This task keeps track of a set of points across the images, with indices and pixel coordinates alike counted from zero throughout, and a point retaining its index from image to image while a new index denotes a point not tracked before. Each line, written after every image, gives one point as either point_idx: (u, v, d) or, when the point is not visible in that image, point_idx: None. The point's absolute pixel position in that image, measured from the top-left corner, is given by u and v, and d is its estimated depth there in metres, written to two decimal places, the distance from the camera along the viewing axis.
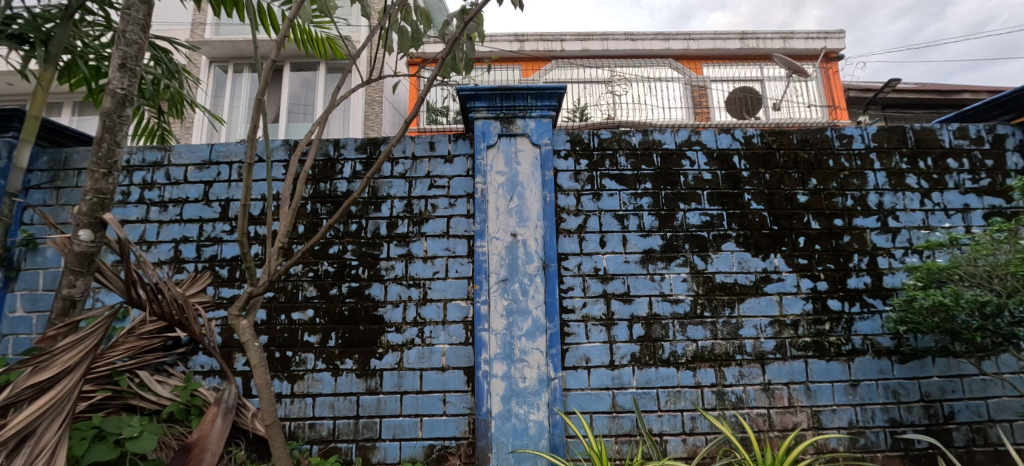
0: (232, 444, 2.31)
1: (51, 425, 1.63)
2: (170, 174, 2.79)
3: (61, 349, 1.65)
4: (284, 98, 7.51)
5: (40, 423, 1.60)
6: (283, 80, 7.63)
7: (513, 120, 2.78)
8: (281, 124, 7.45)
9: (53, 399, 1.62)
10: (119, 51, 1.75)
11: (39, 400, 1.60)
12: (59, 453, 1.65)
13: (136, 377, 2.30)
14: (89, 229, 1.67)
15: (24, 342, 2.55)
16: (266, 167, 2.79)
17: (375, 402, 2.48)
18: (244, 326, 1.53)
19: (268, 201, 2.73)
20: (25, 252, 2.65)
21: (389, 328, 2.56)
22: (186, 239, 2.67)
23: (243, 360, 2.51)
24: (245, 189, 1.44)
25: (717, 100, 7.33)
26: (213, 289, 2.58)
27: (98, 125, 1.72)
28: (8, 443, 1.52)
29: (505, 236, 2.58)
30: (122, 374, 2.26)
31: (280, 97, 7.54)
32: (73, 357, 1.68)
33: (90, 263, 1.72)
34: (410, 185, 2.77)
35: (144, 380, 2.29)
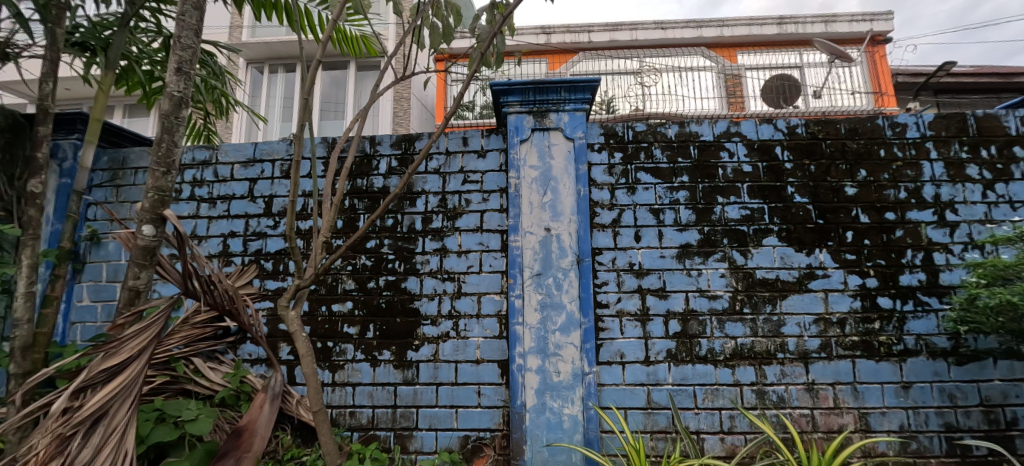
0: (279, 428, 2.43)
1: (122, 406, 1.76)
2: (217, 172, 2.93)
3: (129, 337, 1.77)
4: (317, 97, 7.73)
5: (112, 404, 1.73)
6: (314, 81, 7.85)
7: (546, 114, 2.77)
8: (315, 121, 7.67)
9: (122, 381, 1.75)
10: (175, 55, 1.85)
11: (111, 383, 1.73)
12: (127, 437, 1.78)
13: (191, 364, 2.42)
14: (152, 224, 1.80)
15: (91, 330, 2.75)
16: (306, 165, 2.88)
17: (412, 393, 2.55)
18: (292, 316, 1.60)
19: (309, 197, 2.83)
20: (90, 245, 2.84)
21: (424, 320, 2.62)
22: (233, 233, 2.81)
23: (287, 349, 2.62)
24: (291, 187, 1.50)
25: (752, 89, 7.06)
26: (259, 281, 2.70)
27: (157, 126, 1.84)
28: (85, 422, 1.65)
29: (539, 231, 2.59)
30: (178, 361, 2.38)
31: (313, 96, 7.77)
32: (138, 345, 1.80)
33: (152, 256, 1.84)
34: (445, 180, 2.81)
35: (199, 366, 2.42)
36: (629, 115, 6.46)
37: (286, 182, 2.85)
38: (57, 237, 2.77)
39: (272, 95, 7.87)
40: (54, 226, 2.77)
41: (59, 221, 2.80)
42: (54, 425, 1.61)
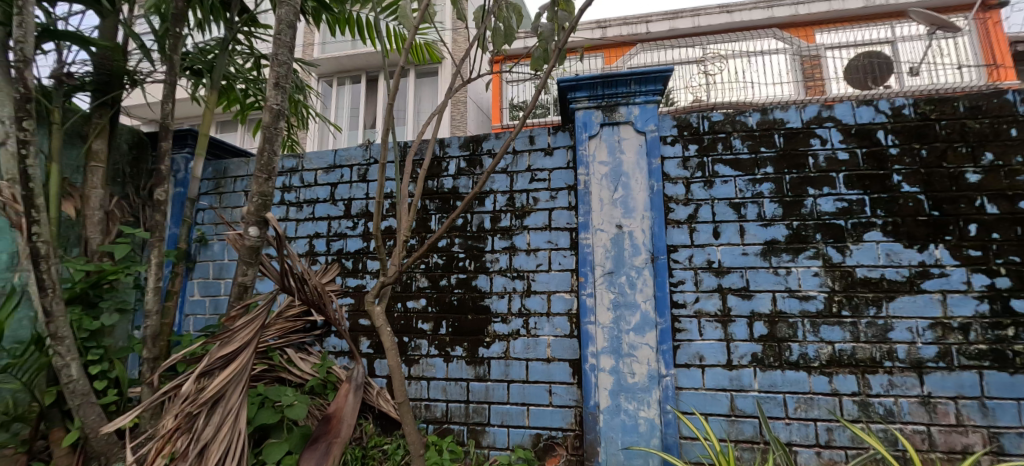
0: (362, 417, 2.58)
1: (236, 391, 1.98)
2: (303, 178, 3.16)
3: (239, 328, 1.98)
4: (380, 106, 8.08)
5: (228, 388, 1.94)
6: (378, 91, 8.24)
7: (615, 108, 2.69)
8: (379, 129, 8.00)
9: (235, 368, 1.96)
10: (274, 71, 2.03)
11: (226, 369, 1.95)
12: (239, 417, 2.00)
13: (285, 353, 2.60)
14: (256, 226, 1.98)
15: (201, 321, 3.09)
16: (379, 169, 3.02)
17: (484, 389, 2.60)
18: (378, 312, 1.69)
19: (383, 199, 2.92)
20: (198, 247, 3.18)
21: (495, 318, 2.66)
22: (318, 234, 3.02)
23: (367, 343, 2.76)
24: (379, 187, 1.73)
25: (833, 70, 6.41)
26: (341, 278, 2.87)
27: (260, 137, 2.02)
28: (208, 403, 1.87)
29: (610, 228, 2.52)
30: (274, 351, 2.55)
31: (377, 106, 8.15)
32: (246, 336, 2.01)
33: (257, 256, 2.04)
34: (512, 180, 2.83)
35: (292, 356, 2.60)
36: (690, 107, 6.12)
37: (363, 186, 3.01)
38: (176, 240, 3.14)
39: (341, 106, 8.40)
40: (172, 230, 3.15)
41: (177, 225, 3.17)
42: (183, 403, 1.84)
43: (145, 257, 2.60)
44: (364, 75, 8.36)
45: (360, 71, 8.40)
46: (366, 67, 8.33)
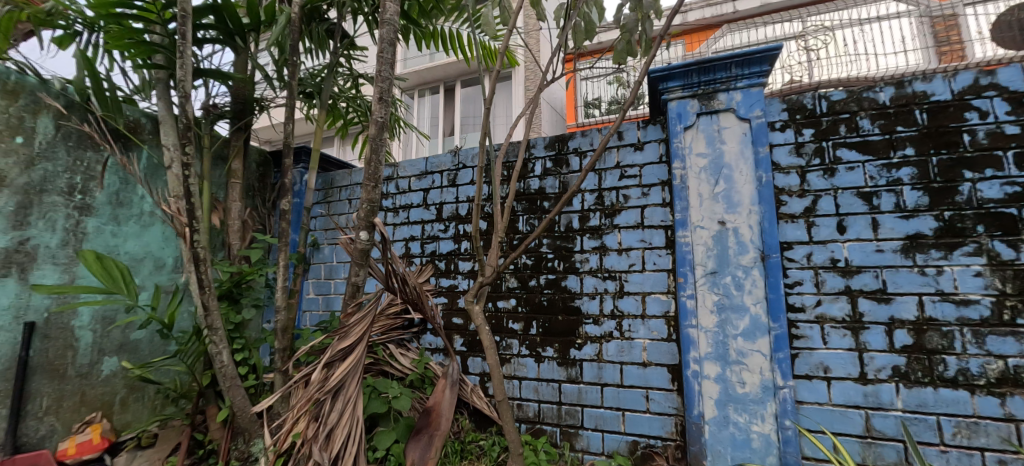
0: (458, 412, 2.66)
1: (354, 381, 2.20)
2: (398, 185, 3.17)
3: (354, 323, 2.21)
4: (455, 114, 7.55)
5: (347, 379, 2.16)
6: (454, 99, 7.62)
7: (714, 95, 2.47)
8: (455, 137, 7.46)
9: (353, 360, 2.17)
10: (378, 86, 2.20)
11: (345, 360, 2.18)
12: (357, 406, 2.20)
13: (387, 348, 2.70)
14: (366, 231, 2.18)
15: (315, 317, 3.10)
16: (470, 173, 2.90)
17: (577, 391, 2.55)
18: (477, 311, 1.86)
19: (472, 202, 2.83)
20: (310, 249, 3.17)
21: (587, 319, 2.60)
22: (413, 238, 3.04)
23: (460, 341, 2.77)
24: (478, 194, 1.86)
25: (974, 29, 4.45)
26: (434, 279, 2.89)
27: (368, 147, 2.19)
28: (331, 391, 2.11)
29: (711, 225, 2.34)
30: (377, 346, 2.65)
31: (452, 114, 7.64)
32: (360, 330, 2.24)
33: (367, 258, 2.24)
34: (600, 177, 2.73)
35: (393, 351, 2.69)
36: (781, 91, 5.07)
37: (453, 190, 2.94)
38: (295, 245, 3.22)
39: (420, 116, 7.99)
40: None
41: (298, 232, 3.27)
42: (311, 391, 2.07)
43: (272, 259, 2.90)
44: (440, 85, 7.75)
45: (437, 82, 7.80)
46: (445, 77, 7.73)
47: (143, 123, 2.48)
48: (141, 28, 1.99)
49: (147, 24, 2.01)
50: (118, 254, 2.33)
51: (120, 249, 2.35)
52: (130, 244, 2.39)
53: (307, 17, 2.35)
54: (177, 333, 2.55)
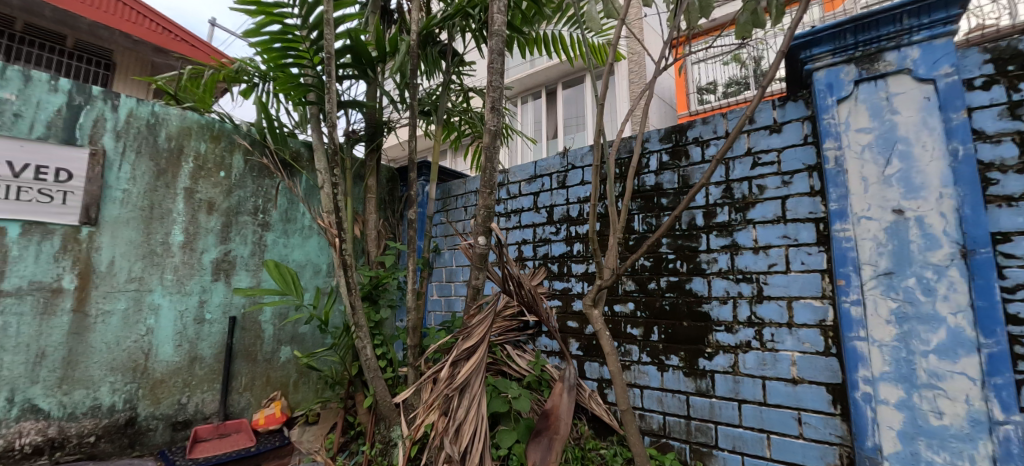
0: (577, 418, 2.61)
1: (478, 380, 2.29)
2: (509, 191, 3.23)
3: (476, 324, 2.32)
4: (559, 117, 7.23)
5: (470, 378, 2.27)
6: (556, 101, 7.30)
7: (878, 56, 2.00)
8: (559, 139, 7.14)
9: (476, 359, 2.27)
10: (491, 96, 2.29)
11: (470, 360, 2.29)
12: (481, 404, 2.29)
13: (504, 349, 2.77)
14: (484, 236, 2.27)
15: (438, 317, 3.27)
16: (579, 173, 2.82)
17: (708, 405, 2.31)
18: (596, 316, 1.79)
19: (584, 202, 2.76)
20: (433, 255, 3.32)
21: (718, 326, 2.33)
22: (525, 241, 3.05)
23: (576, 345, 2.73)
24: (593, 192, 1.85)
25: None
26: (548, 282, 2.87)
27: (484, 156, 2.30)
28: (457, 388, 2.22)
29: (883, 215, 1.89)
30: (496, 346, 2.75)
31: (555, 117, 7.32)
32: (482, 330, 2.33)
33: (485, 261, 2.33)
34: (728, 167, 2.44)
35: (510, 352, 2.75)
36: None
37: (563, 191, 2.88)
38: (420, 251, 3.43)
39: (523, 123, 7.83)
40: None
41: (422, 238, 3.46)
42: (441, 387, 2.23)
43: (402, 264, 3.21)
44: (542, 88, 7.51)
45: (539, 86, 7.54)
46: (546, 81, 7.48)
47: (303, 152, 2.98)
48: (298, 73, 2.37)
49: (303, 69, 2.38)
50: (289, 261, 2.83)
51: (290, 257, 2.85)
52: (296, 253, 2.87)
53: (423, 42, 2.55)
54: (331, 328, 2.98)
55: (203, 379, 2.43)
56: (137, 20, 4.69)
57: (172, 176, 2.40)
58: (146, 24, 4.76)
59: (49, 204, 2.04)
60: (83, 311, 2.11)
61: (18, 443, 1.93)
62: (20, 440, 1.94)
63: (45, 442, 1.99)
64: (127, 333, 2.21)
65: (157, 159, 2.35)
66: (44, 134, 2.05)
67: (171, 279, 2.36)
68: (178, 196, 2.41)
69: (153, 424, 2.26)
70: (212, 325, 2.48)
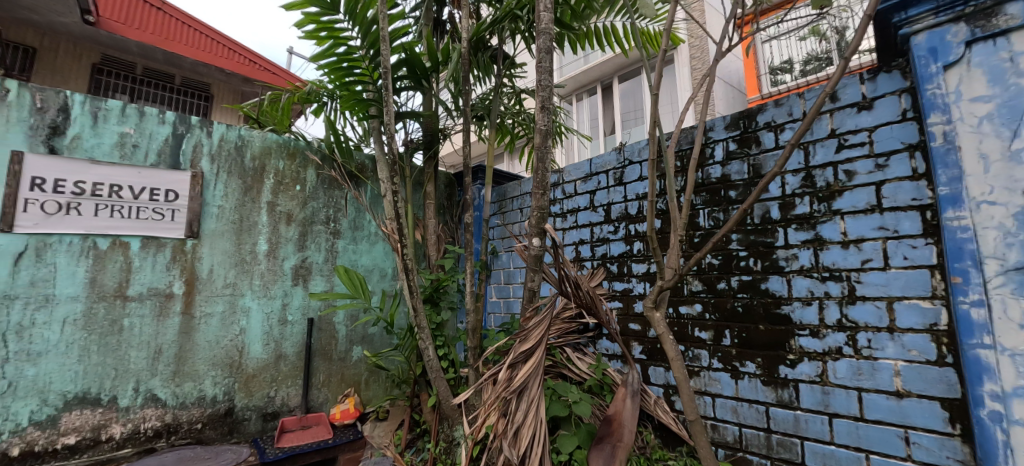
0: (642, 425, 2.51)
1: (535, 383, 2.28)
2: (565, 190, 3.18)
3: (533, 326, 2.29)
4: (617, 111, 6.96)
5: (528, 381, 2.26)
6: (612, 96, 7.05)
7: (998, 8, 1.64)
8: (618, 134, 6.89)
9: (534, 363, 2.25)
10: (540, 96, 2.27)
11: (527, 363, 2.27)
12: (540, 407, 2.29)
13: (564, 352, 2.75)
14: (538, 237, 2.26)
15: (499, 319, 3.28)
16: (637, 168, 2.72)
17: (791, 418, 2.09)
18: (658, 319, 1.74)
19: (643, 199, 2.66)
20: (491, 257, 3.37)
21: (801, 331, 2.10)
22: (583, 241, 3.00)
23: (639, 348, 2.64)
24: (652, 187, 1.76)
25: None
26: (608, 282, 2.82)
27: (535, 156, 2.29)
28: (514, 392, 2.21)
29: (1012, 198, 1.56)
30: (555, 349, 2.72)
31: (613, 112, 7.03)
32: (539, 333, 2.31)
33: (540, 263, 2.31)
34: (807, 153, 2.19)
35: (570, 355, 2.73)
36: None
37: (620, 188, 2.79)
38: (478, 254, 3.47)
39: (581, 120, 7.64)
40: None
41: (479, 241, 3.51)
42: (499, 389, 2.22)
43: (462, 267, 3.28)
44: (597, 84, 7.27)
45: (594, 82, 7.32)
46: (601, 76, 7.17)
47: (368, 164, 3.15)
48: (361, 89, 2.53)
49: (365, 85, 2.53)
50: (358, 266, 3.02)
51: (359, 263, 3.04)
52: (364, 259, 3.06)
53: (474, 48, 2.60)
54: (397, 329, 3.13)
55: (288, 375, 2.68)
56: (227, 55, 5.37)
57: (257, 192, 2.67)
58: (235, 58, 5.44)
59: (161, 221, 2.37)
60: (189, 313, 2.42)
61: (143, 427, 2.27)
62: (145, 424, 2.28)
63: (163, 426, 2.32)
64: (224, 333, 2.50)
65: (244, 177, 2.64)
66: (156, 161, 2.39)
67: (259, 284, 2.63)
68: (262, 209, 2.69)
69: (247, 414, 2.54)
70: (294, 326, 2.73)
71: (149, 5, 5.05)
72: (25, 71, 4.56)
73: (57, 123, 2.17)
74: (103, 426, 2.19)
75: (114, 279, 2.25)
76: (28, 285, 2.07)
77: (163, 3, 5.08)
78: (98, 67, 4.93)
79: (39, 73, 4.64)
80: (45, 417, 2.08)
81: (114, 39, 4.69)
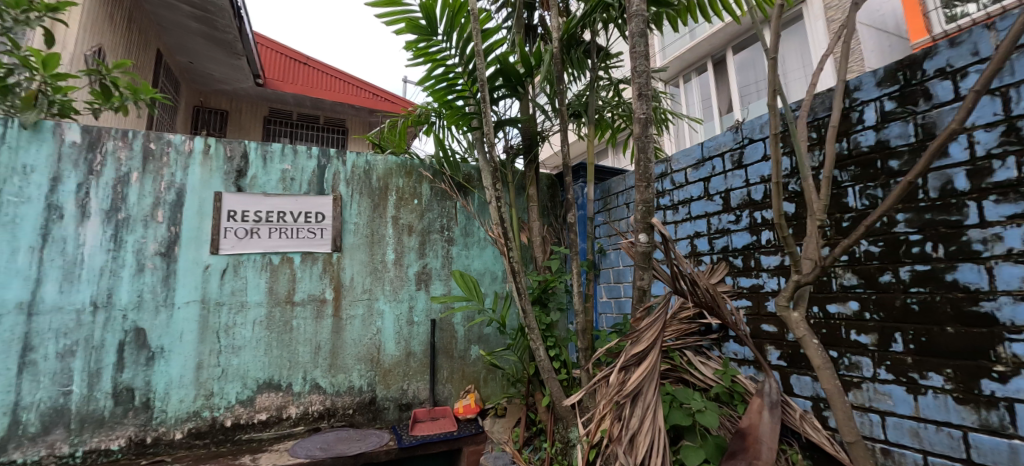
0: (785, 443, 2.16)
1: (650, 389, 2.13)
2: (674, 180, 2.98)
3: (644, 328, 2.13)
4: (733, 87, 6.09)
5: (643, 385, 2.12)
6: (726, 70, 6.24)
7: None
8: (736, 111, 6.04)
9: (647, 367, 2.11)
10: (637, 83, 2.15)
11: (640, 366, 2.13)
12: (656, 415, 2.13)
13: (684, 355, 2.54)
14: (645, 233, 2.12)
15: (610, 320, 3.18)
16: (761, 146, 2.41)
17: (1006, 450, 1.58)
18: (796, 320, 1.60)
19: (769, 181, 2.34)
20: (600, 256, 3.30)
21: (1012, 334, 1.59)
22: (698, 234, 2.75)
23: (776, 354, 2.31)
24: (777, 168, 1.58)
25: None
26: (732, 279, 2.54)
27: (635, 147, 2.16)
28: (628, 396, 2.09)
29: None
30: (674, 351, 2.53)
31: (729, 87, 6.20)
32: (652, 335, 2.14)
33: (649, 260, 2.17)
34: (1006, 100, 1.66)
35: (691, 358, 2.52)
36: None
37: (741, 172, 2.51)
38: (585, 253, 3.41)
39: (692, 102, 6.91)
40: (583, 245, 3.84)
41: (584, 240, 3.46)
42: (611, 394, 2.08)
43: (568, 268, 3.27)
44: (708, 60, 6.52)
45: (704, 58, 6.58)
46: (711, 49, 6.38)
47: (474, 174, 3.35)
48: (463, 104, 2.71)
49: (466, 100, 2.71)
50: (471, 270, 3.23)
51: (471, 267, 3.24)
52: (476, 263, 3.25)
53: (567, 46, 2.60)
54: (509, 329, 3.26)
55: (417, 370, 2.99)
56: (356, 92, 6.27)
57: (383, 208, 3.04)
58: (362, 94, 6.28)
59: (313, 238, 2.85)
60: (338, 315, 2.86)
61: (311, 409, 2.75)
62: (311, 407, 2.76)
63: (325, 410, 2.78)
64: (365, 332, 2.90)
65: (373, 196, 3.03)
66: (309, 189, 2.89)
67: (390, 290, 2.99)
68: (388, 223, 3.05)
69: (387, 404, 2.90)
70: (420, 326, 3.02)
71: (299, 62, 6.31)
72: (222, 129, 5.92)
73: (241, 167, 2.77)
74: (283, 407, 2.71)
75: (285, 287, 2.78)
76: (230, 293, 2.67)
77: (308, 59, 6.26)
78: (268, 119, 6.20)
79: (232, 131, 6.00)
80: (245, 397, 2.65)
81: (276, 93, 5.85)
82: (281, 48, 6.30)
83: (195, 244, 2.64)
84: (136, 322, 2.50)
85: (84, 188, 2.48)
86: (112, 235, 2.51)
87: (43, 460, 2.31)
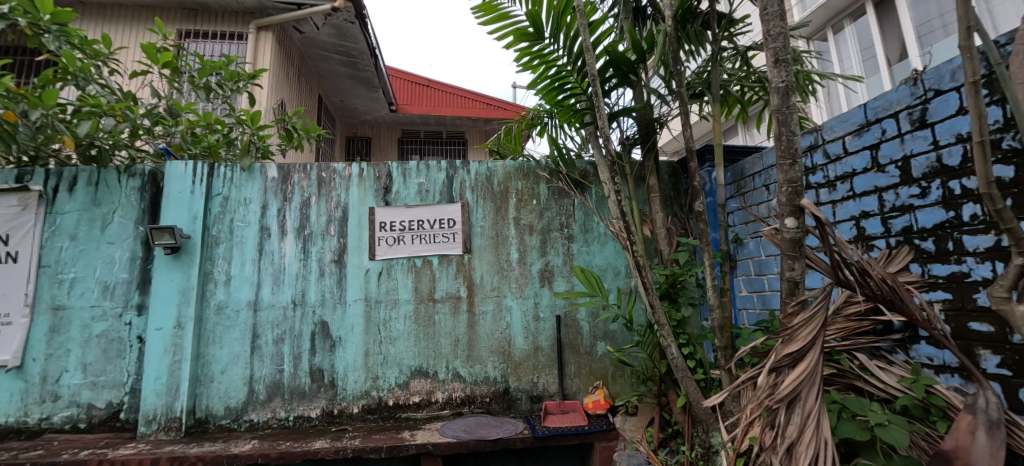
0: None
1: (812, 395, 1.81)
2: (828, 152, 2.55)
3: (799, 324, 1.84)
4: (906, 27, 4.85)
5: (802, 389, 1.81)
6: (894, 9, 5.00)
7: None
8: (912, 58, 4.82)
9: (806, 368, 1.80)
10: (770, 48, 1.89)
11: (797, 368, 1.83)
12: (822, 426, 1.79)
13: (855, 359, 2.15)
14: (793, 216, 1.83)
15: (753, 316, 2.85)
16: (953, 98, 1.88)
17: None
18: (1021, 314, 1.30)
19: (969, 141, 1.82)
20: (736, 246, 2.98)
21: None
22: (866, 214, 2.30)
23: (995, 360, 1.76)
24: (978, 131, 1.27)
25: None
26: (919, 267, 2.04)
27: (774, 122, 1.89)
28: (782, 402, 1.80)
29: None
30: (840, 354, 2.17)
31: (899, 27, 4.96)
32: (810, 332, 1.83)
33: (800, 248, 1.86)
34: None
35: (864, 363, 2.10)
36: None
37: (924, 134, 2.01)
38: (717, 244, 3.11)
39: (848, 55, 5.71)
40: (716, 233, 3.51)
41: (717, 229, 3.15)
42: (761, 396, 1.85)
43: (698, 260, 3.03)
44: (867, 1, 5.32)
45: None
46: None
47: (589, 170, 3.32)
48: (574, 102, 2.74)
49: (577, 97, 2.74)
50: (593, 266, 3.22)
51: (593, 262, 3.23)
52: (597, 259, 3.23)
53: (682, 21, 2.43)
54: (636, 326, 3.16)
55: (546, 364, 3.09)
56: (471, 105, 6.81)
57: (505, 211, 3.23)
58: (479, 106, 6.80)
59: (447, 242, 3.18)
60: (473, 311, 3.13)
61: (455, 395, 3.06)
62: (455, 394, 3.07)
63: (466, 397, 3.06)
64: (496, 327, 3.12)
65: (495, 200, 3.23)
66: (442, 198, 3.22)
67: (516, 287, 3.16)
68: (510, 224, 3.22)
69: (520, 395, 3.07)
70: (546, 322, 3.13)
71: (422, 85, 7.18)
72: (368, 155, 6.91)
73: (387, 184, 3.23)
74: (432, 391, 3.07)
75: (427, 286, 3.15)
76: (385, 292, 3.13)
77: (430, 81, 7.08)
78: (402, 140, 7.00)
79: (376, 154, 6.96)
80: (402, 381, 3.08)
81: (407, 117, 6.62)
82: (408, 77, 7.29)
83: (358, 252, 3.16)
84: (322, 316, 3.11)
85: (282, 212, 3.18)
86: (302, 247, 3.16)
87: (269, 420, 3.02)
